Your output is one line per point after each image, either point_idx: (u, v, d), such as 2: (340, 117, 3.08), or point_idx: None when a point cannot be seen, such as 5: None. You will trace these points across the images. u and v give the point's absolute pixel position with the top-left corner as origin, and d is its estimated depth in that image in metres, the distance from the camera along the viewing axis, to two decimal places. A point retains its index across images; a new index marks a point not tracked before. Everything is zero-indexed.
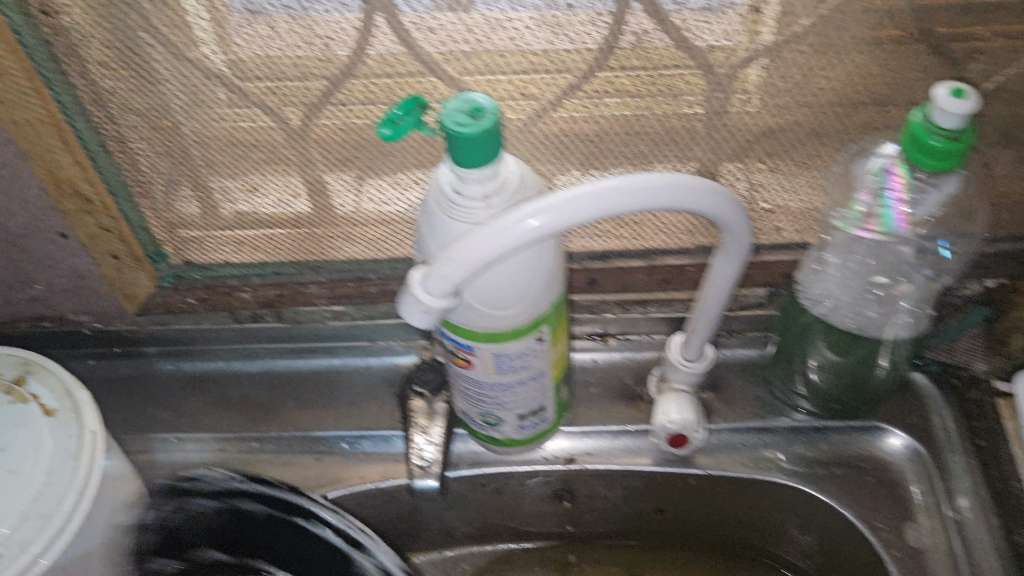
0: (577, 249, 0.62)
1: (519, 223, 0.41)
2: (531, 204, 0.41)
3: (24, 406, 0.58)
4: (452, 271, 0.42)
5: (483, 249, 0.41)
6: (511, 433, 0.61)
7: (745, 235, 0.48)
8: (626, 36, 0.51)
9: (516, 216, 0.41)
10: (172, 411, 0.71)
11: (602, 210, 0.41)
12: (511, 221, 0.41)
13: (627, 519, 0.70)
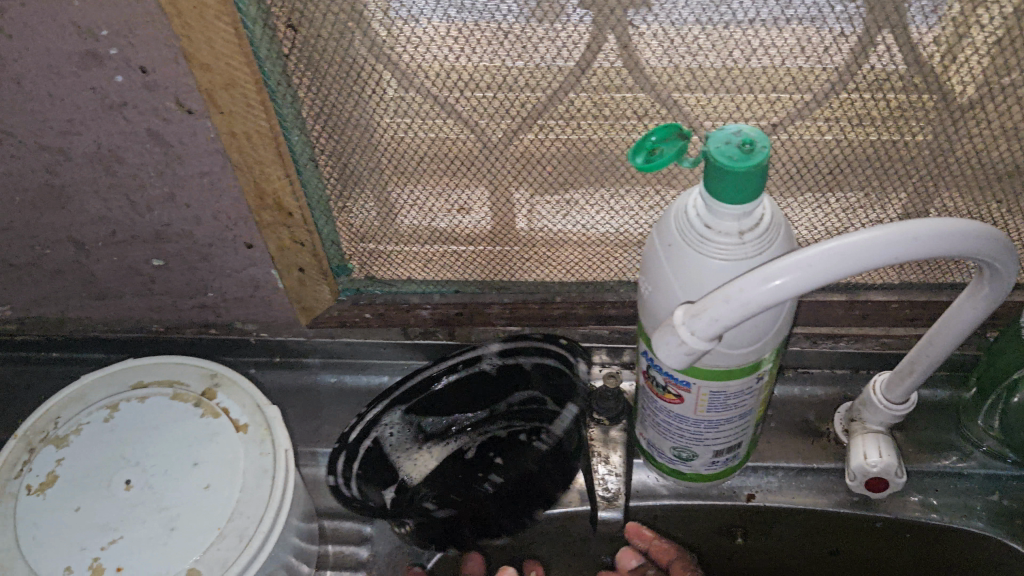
0: None
1: (787, 267, 0.40)
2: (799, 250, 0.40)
3: (215, 421, 0.57)
4: (711, 316, 0.41)
5: (749, 293, 0.40)
6: (701, 467, 0.60)
7: (1006, 284, 0.46)
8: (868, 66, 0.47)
9: (785, 261, 0.40)
10: (335, 424, 0.69)
11: (871, 255, 0.39)
12: (778, 266, 0.40)
13: (798, 558, 0.68)
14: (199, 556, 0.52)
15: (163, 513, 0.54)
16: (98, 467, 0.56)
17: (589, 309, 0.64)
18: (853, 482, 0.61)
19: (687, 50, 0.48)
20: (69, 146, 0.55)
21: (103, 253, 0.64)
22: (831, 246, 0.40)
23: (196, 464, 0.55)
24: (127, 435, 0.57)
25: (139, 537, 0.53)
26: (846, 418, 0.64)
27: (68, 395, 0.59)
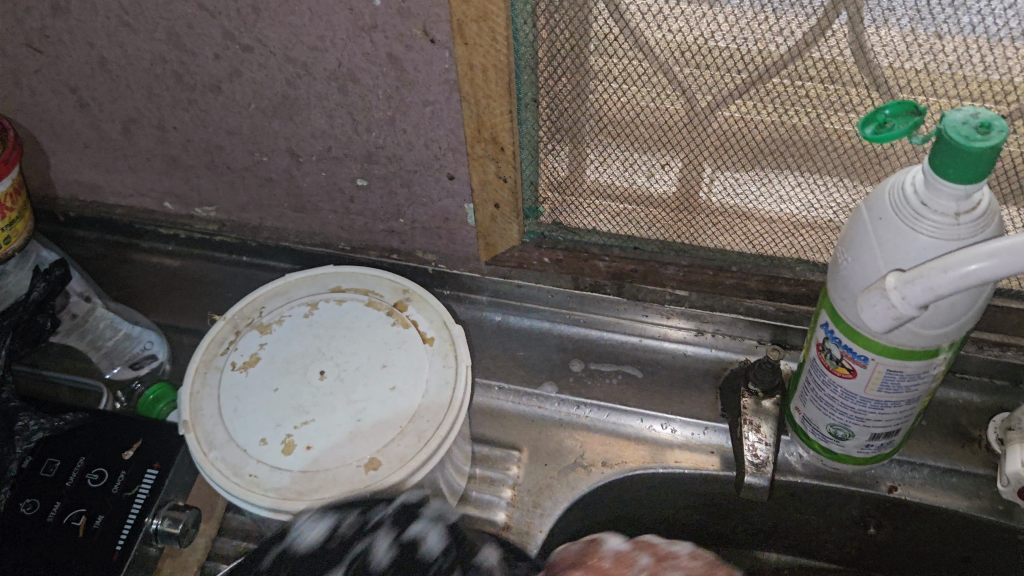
0: None
1: (983, 257, 0.42)
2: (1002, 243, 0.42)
3: (405, 330, 0.61)
4: (913, 293, 0.45)
5: (947, 279, 0.43)
6: (853, 450, 0.62)
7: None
8: None
9: (985, 251, 0.42)
10: (496, 361, 0.73)
11: None
12: (976, 255, 0.42)
13: (931, 559, 0.69)
14: (382, 448, 0.56)
15: (352, 405, 0.58)
16: (296, 356, 0.60)
17: (762, 283, 0.66)
18: (1005, 487, 0.62)
19: (927, 36, 0.49)
20: (312, 61, 0.60)
21: (313, 167, 0.69)
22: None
23: (384, 366, 0.60)
24: (325, 331, 0.62)
25: (329, 423, 0.57)
26: (1002, 427, 0.65)
27: (273, 289, 0.64)
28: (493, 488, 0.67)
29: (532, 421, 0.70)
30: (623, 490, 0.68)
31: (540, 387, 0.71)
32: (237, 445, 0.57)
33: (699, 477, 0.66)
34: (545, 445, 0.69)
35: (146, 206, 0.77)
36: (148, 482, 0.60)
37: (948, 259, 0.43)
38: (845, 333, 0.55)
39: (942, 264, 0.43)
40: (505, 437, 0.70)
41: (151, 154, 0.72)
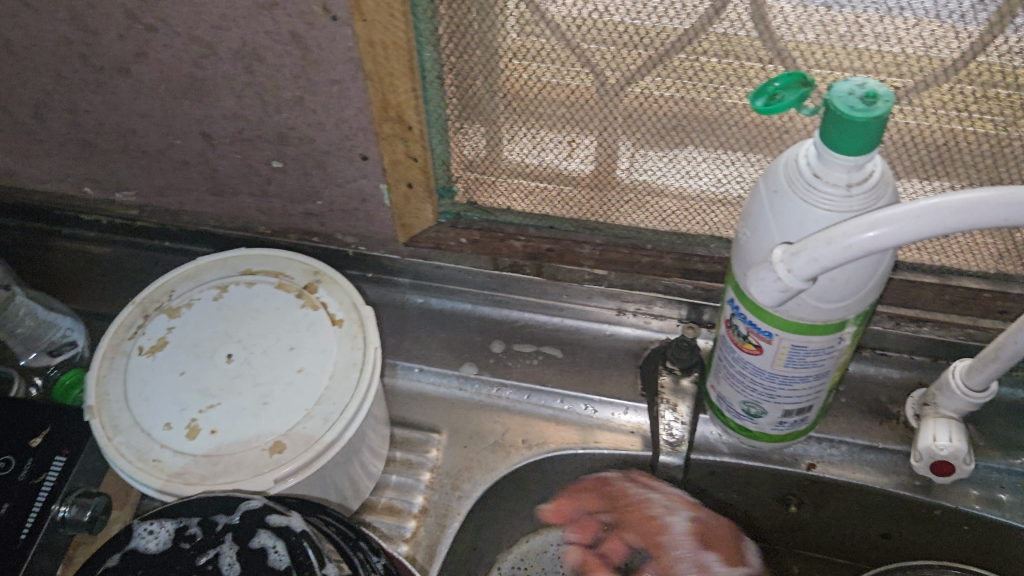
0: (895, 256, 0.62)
1: (865, 228, 0.42)
2: (883, 214, 0.41)
3: (314, 313, 0.60)
4: (800, 266, 0.44)
5: (831, 251, 0.43)
6: (767, 427, 0.61)
7: None
8: (988, 47, 0.49)
9: (866, 221, 0.42)
10: (419, 344, 0.73)
11: (958, 223, 0.40)
12: (859, 226, 0.42)
13: (853, 538, 0.69)
14: (287, 430, 0.55)
15: (258, 388, 0.57)
16: (204, 339, 0.59)
17: (677, 261, 0.66)
18: (919, 464, 0.61)
19: (822, 9, 0.49)
20: (216, 39, 0.58)
21: (228, 149, 0.67)
22: (943, 200, 0.40)
23: (292, 348, 0.59)
24: (233, 313, 0.61)
25: (234, 406, 0.56)
26: (918, 402, 0.64)
27: (183, 273, 0.64)
28: (413, 470, 0.67)
29: (453, 402, 0.70)
30: (542, 471, 0.68)
31: (460, 368, 0.71)
32: (141, 430, 0.55)
33: (618, 456, 0.67)
34: (466, 426, 0.69)
35: (65, 191, 0.76)
36: (56, 470, 0.59)
37: (832, 230, 0.43)
38: (748, 308, 0.54)
39: (826, 235, 0.43)
40: (425, 420, 0.70)
41: (65, 139, 0.70)
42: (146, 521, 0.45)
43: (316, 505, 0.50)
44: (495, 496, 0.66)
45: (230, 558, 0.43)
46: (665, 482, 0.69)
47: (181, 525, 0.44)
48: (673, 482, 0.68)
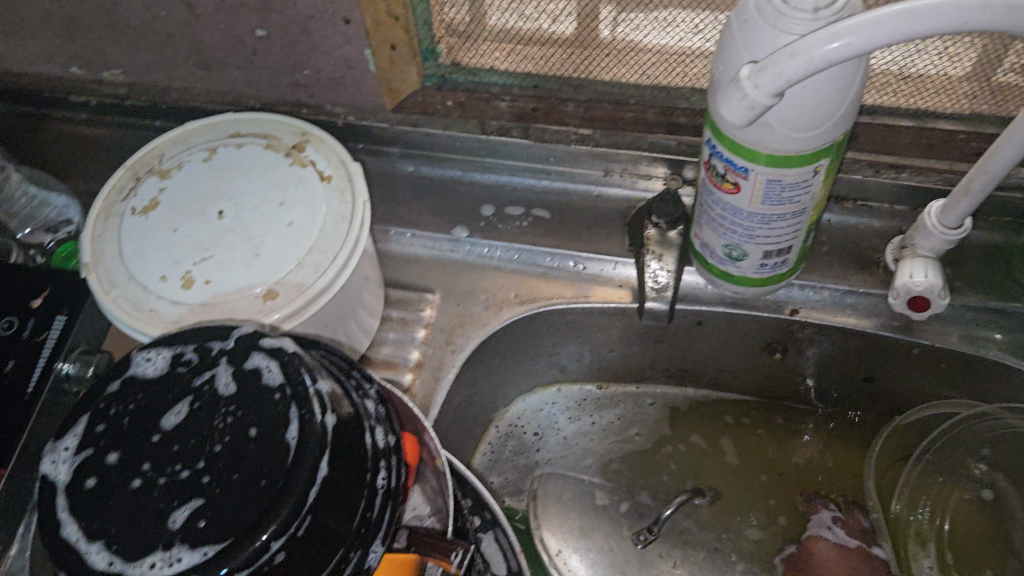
0: (875, 104, 0.64)
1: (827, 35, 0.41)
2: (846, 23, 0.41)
3: (303, 170, 0.62)
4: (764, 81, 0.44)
5: (795, 63, 0.43)
6: (749, 271, 0.63)
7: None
8: None
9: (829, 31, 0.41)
10: (409, 210, 0.74)
11: (917, 26, 0.40)
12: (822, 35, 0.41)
13: (835, 381, 0.72)
14: (279, 279, 0.57)
15: (251, 240, 0.59)
16: (195, 198, 0.61)
17: (660, 115, 0.67)
18: (897, 301, 0.64)
19: None
20: None
21: (211, 19, 0.66)
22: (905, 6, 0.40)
23: (282, 204, 0.60)
24: (224, 173, 0.62)
25: (227, 258, 0.58)
26: (896, 247, 0.66)
27: (173, 138, 0.65)
28: (408, 327, 0.69)
29: (445, 264, 0.72)
30: (534, 326, 0.70)
31: (452, 231, 0.72)
32: (138, 283, 0.58)
33: (607, 309, 0.69)
34: (457, 286, 0.71)
35: (56, 73, 0.76)
36: (57, 328, 0.62)
37: (796, 44, 0.42)
38: (724, 145, 0.55)
39: (790, 49, 0.43)
40: (419, 281, 0.71)
41: (47, 17, 0.69)
42: (144, 351, 0.47)
43: (310, 340, 0.51)
44: (488, 349, 0.69)
45: (225, 377, 0.45)
46: (653, 334, 0.71)
47: (177, 353, 0.46)
48: (659, 333, 0.71)
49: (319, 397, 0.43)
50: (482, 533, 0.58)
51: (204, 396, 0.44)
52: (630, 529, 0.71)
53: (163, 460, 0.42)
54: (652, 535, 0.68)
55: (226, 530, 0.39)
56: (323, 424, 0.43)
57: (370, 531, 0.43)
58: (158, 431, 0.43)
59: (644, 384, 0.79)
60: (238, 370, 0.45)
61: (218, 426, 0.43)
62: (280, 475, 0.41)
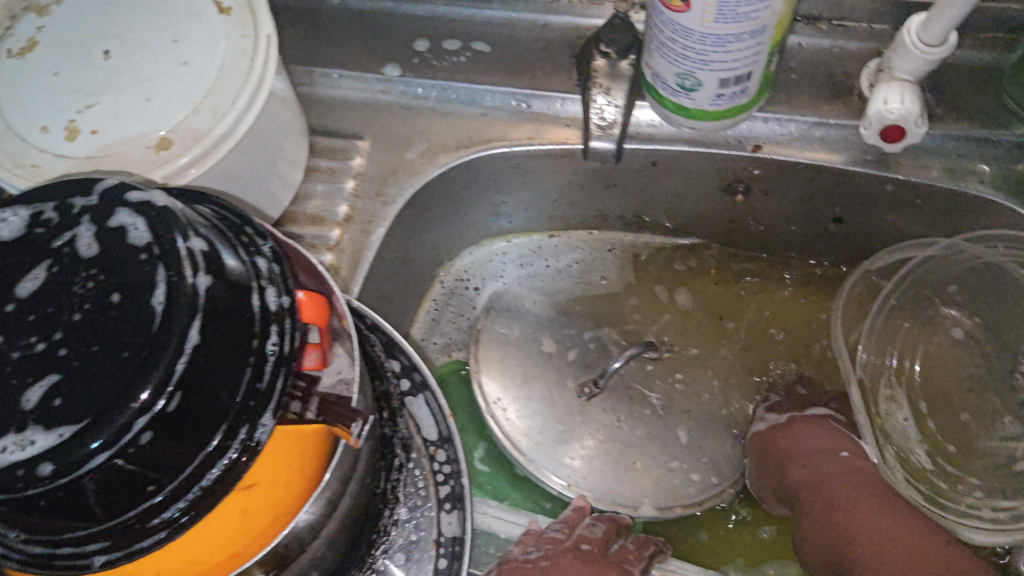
0: None
1: None
2: None
3: (197, 2, 0.54)
4: None
5: None
6: (705, 103, 0.56)
7: None
8: None
9: None
10: (336, 47, 0.66)
11: None
12: None
13: (803, 222, 0.67)
14: (173, 126, 0.51)
15: (139, 83, 0.52)
16: (78, 36, 0.54)
17: None
18: (868, 133, 0.57)
19: None
20: None
21: None
22: None
23: (175, 42, 0.53)
24: (109, 7, 0.55)
25: (114, 104, 0.52)
26: (874, 71, 0.59)
27: None
28: (336, 178, 0.63)
29: (377, 108, 0.65)
30: (474, 172, 0.65)
31: (383, 70, 0.65)
32: (16, 136, 0.51)
33: (553, 152, 0.63)
34: (390, 131, 0.64)
35: None
36: None
37: None
38: None
39: None
40: (347, 127, 0.65)
41: None
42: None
43: (199, 192, 0.45)
44: (424, 200, 0.64)
45: (87, 238, 0.40)
46: (606, 178, 0.66)
47: (37, 211, 0.41)
48: (612, 176, 0.65)
49: (190, 256, 0.38)
50: (410, 395, 0.56)
51: (66, 263, 0.39)
52: (575, 381, 0.71)
53: (17, 332, 0.38)
54: (596, 388, 0.70)
55: (83, 409, 0.35)
56: (194, 287, 0.38)
57: (259, 403, 0.40)
58: (12, 300, 0.39)
59: (599, 232, 0.75)
60: (101, 232, 0.39)
61: (78, 293, 0.38)
62: (144, 344, 0.36)
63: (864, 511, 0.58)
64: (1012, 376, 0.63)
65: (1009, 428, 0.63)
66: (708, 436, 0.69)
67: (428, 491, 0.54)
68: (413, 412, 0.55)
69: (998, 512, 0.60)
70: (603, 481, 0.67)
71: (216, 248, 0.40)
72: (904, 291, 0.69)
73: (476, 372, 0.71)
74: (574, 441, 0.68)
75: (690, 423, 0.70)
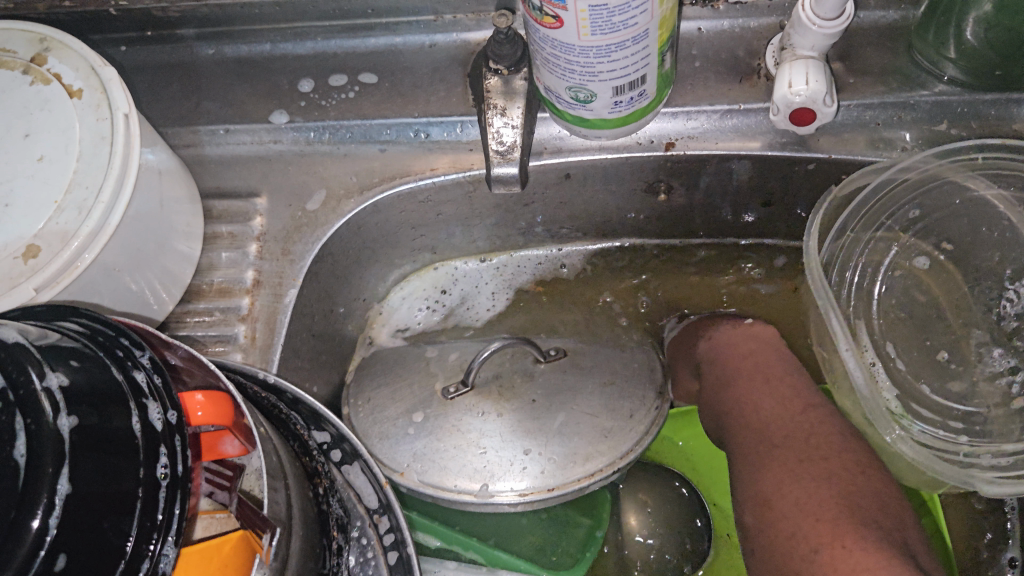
0: None
1: None
2: None
3: (46, 88, 0.50)
4: None
5: None
6: (604, 112, 0.53)
7: None
8: None
9: None
10: (219, 101, 0.62)
11: None
12: None
13: (733, 209, 0.65)
14: (38, 230, 0.47)
15: None
16: None
17: None
18: (778, 117, 0.55)
19: None
20: None
21: None
22: None
23: (28, 136, 0.49)
24: None
25: None
26: (777, 49, 0.55)
27: None
28: (239, 242, 0.60)
29: (270, 159, 0.62)
30: (383, 213, 0.62)
31: (270, 119, 0.61)
32: None
33: (462, 179, 0.60)
34: (286, 183, 0.61)
35: None
36: None
37: None
38: None
39: None
40: (243, 185, 0.62)
41: None
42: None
43: (69, 308, 0.42)
44: (334, 249, 0.61)
45: None
46: (522, 197, 0.63)
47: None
48: (527, 194, 0.62)
49: (49, 396, 0.35)
50: (347, 464, 0.52)
51: None
52: (443, 382, 0.61)
53: None
54: (464, 388, 0.59)
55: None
56: (58, 429, 0.34)
57: (162, 533, 0.36)
58: None
59: (517, 252, 0.71)
60: None
61: None
62: (9, 506, 0.31)
63: (749, 387, 0.61)
64: (996, 307, 0.57)
65: (1000, 362, 0.57)
66: (603, 418, 0.59)
67: (377, 562, 0.51)
68: (350, 481, 0.52)
69: (999, 458, 0.53)
70: (448, 475, 0.57)
71: (83, 376, 0.37)
72: (863, 218, 0.60)
73: (347, 407, 0.62)
74: (426, 434, 0.58)
75: (580, 411, 0.59)
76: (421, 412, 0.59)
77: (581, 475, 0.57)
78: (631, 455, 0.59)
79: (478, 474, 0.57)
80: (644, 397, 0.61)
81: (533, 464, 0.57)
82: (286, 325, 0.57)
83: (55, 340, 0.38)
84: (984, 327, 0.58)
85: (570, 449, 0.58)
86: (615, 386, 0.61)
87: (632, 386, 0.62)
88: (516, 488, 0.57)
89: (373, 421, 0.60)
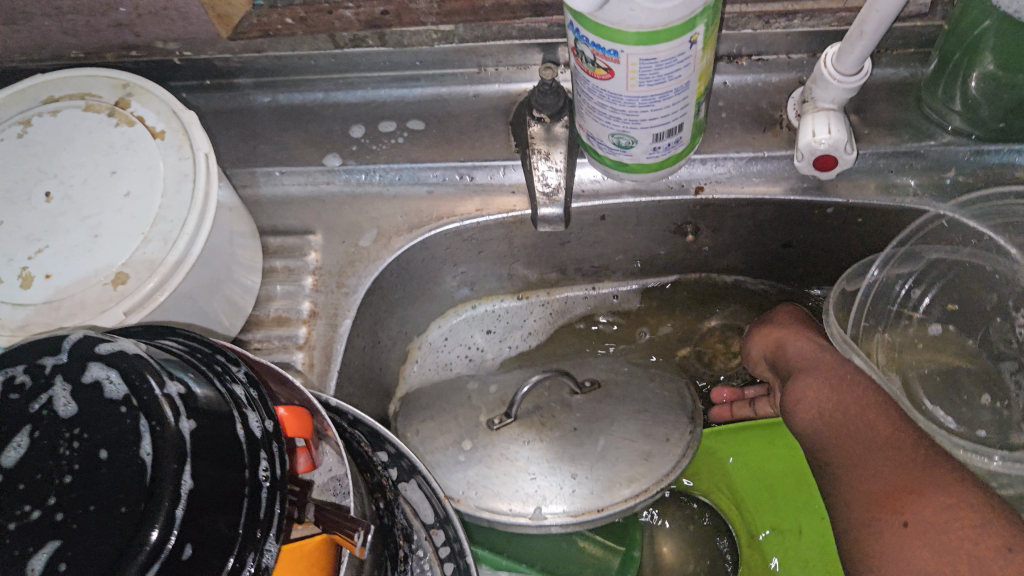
0: None
1: None
2: None
3: (131, 130, 0.54)
4: None
5: None
6: (643, 157, 0.58)
7: None
8: None
9: None
10: (274, 144, 0.67)
11: None
12: None
13: (753, 251, 0.69)
14: (126, 259, 0.51)
15: (86, 220, 0.52)
16: (15, 181, 0.53)
17: None
18: (802, 163, 0.60)
19: None
20: None
21: None
22: None
23: (114, 172, 0.53)
24: (40, 145, 0.54)
25: (63, 244, 0.51)
26: (798, 102, 0.60)
27: None
28: (294, 277, 0.64)
29: (323, 199, 0.66)
30: (428, 250, 0.66)
31: (324, 162, 0.65)
32: None
33: (505, 220, 0.64)
34: (339, 222, 0.65)
35: None
36: None
37: None
38: (586, 29, 0.48)
39: None
40: (298, 223, 0.66)
41: None
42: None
43: (165, 327, 0.46)
44: (383, 284, 0.65)
45: (64, 397, 0.40)
46: (559, 236, 0.67)
47: (7, 376, 0.40)
48: (564, 235, 0.67)
49: (170, 401, 0.38)
50: (404, 482, 0.55)
51: (48, 429, 0.39)
52: (488, 414, 0.64)
53: (9, 505, 0.37)
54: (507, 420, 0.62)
55: (85, 572, 0.34)
56: (179, 430, 0.38)
57: (264, 530, 0.40)
58: None
59: (556, 289, 0.76)
60: (85, 376, 0.40)
61: (65, 454, 0.38)
62: (139, 498, 0.36)
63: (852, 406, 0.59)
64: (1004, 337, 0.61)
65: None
66: (641, 443, 0.63)
67: (434, 571, 0.54)
68: (407, 496, 0.55)
69: None
70: (502, 499, 0.60)
71: (195, 386, 0.40)
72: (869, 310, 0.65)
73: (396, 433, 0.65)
74: (474, 462, 0.62)
75: (618, 435, 0.63)
76: (469, 440, 0.63)
77: (628, 495, 0.61)
78: (670, 478, 0.62)
79: (531, 499, 0.60)
80: (675, 427, 0.65)
81: (581, 487, 0.60)
82: (341, 355, 0.60)
83: (164, 354, 0.42)
84: (969, 359, 0.62)
85: (613, 472, 0.61)
86: (646, 414, 0.65)
87: (663, 413, 0.65)
88: (567, 510, 0.60)
89: (420, 449, 0.63)
